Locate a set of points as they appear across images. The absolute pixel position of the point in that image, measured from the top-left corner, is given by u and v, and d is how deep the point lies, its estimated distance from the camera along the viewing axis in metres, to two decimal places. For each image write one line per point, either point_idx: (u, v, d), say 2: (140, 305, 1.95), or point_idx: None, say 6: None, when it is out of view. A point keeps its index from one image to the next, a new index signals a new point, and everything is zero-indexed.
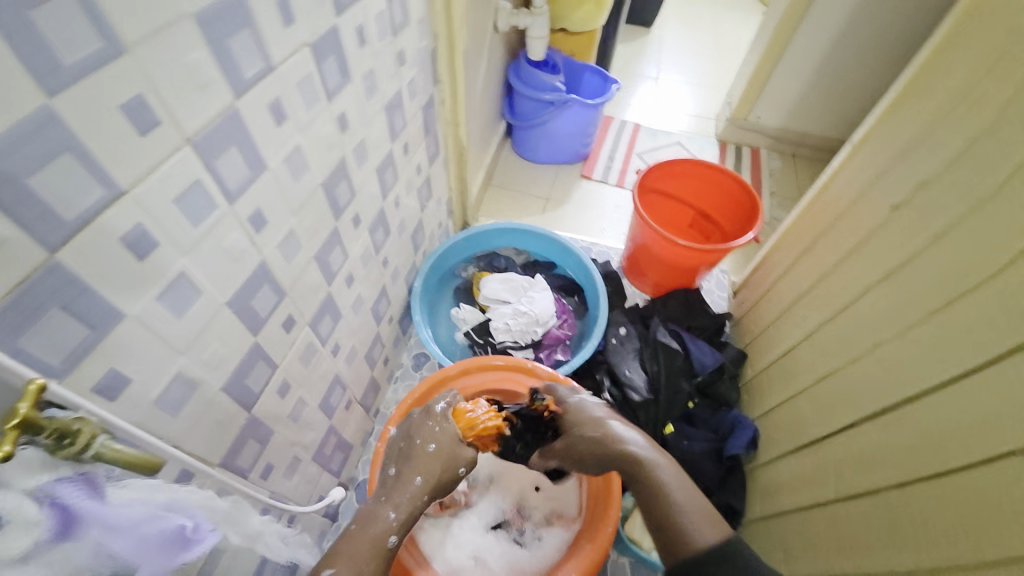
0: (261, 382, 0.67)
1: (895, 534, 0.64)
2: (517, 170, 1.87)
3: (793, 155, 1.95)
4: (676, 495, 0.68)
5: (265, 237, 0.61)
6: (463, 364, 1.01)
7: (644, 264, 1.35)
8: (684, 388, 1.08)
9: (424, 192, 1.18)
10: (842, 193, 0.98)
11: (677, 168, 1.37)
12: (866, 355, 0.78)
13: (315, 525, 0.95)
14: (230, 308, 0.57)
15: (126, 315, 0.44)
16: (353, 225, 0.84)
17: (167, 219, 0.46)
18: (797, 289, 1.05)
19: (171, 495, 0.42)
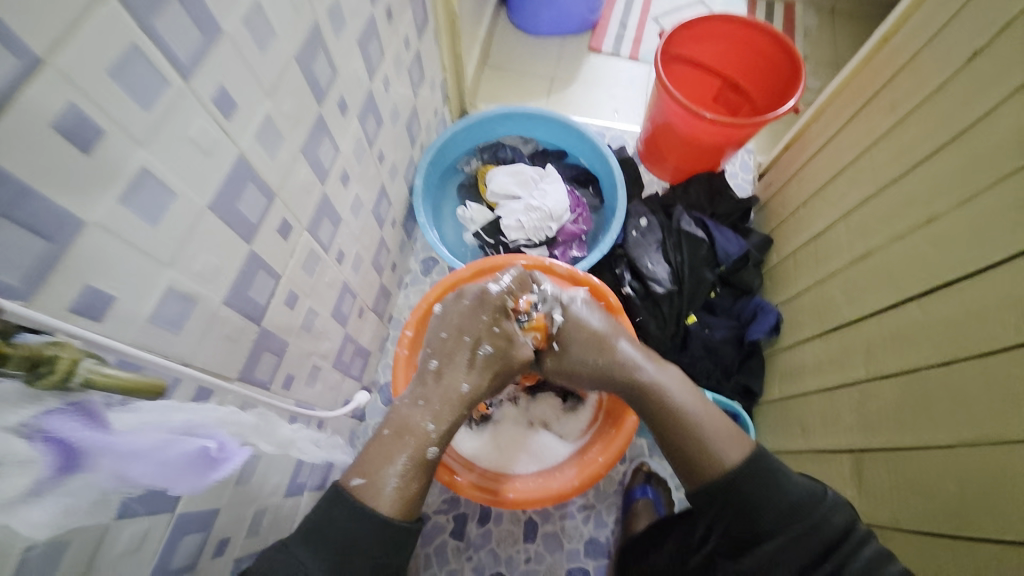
0: (266, 294, 0.62)
1: (929, 410, 0.64)
2: (516, 45, 1.63)
3: (833, 9, 1.68)
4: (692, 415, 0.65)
5: (238, 125, 0.51)
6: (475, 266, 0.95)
7: (664, 147, 1.23)
8: (708, 277, 1.04)
9: (415, 72, 1.02)
10: (907, 43, 0.83)
11: (705, 28, 1.18)
12: (913, 231, 0.71)
13: (345, 426, 0.98)
14: (214, 213, 0.49)
15: (89, 223, 0.37)
16: (339, 113, 0.73)
17: (108, 100, 0.37)
18: (835, 164, 0.94)
19: (189, 414, 0.40)
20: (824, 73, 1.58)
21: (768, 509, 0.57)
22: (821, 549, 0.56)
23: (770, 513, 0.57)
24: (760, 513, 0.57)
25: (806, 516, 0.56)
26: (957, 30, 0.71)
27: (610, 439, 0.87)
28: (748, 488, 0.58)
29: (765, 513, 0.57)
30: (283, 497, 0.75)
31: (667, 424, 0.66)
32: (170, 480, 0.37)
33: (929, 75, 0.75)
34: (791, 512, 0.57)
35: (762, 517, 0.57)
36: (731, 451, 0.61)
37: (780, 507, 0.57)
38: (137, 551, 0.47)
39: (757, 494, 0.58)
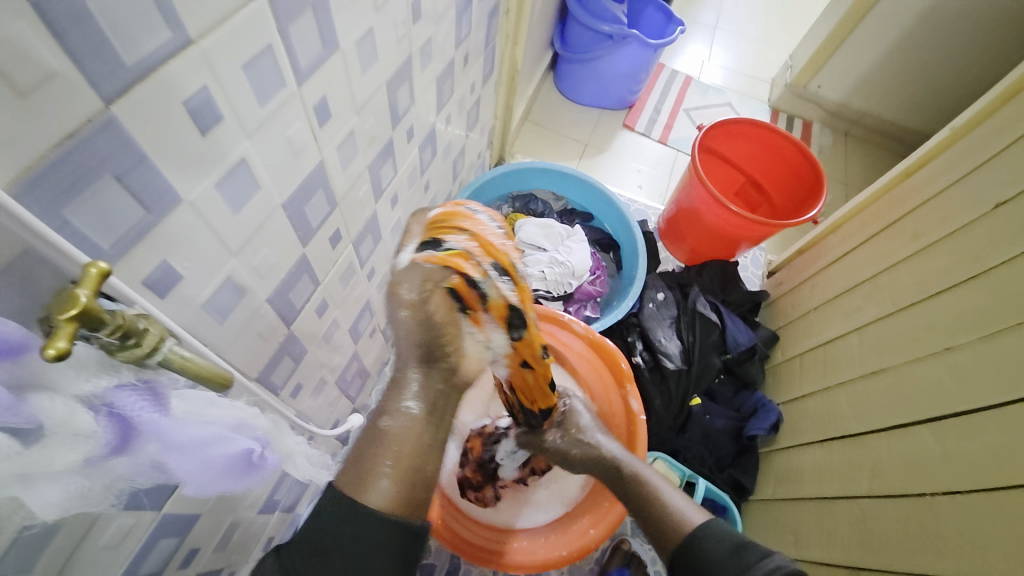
0: (304, 298, 0.61)
1: (936, 539, 0.64)
2: (558, 109, 1.73)
3: (845, 133, 1.84)
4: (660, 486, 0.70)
5: (326, 133, 0.52)
6: None
7: (686, 229, 1.28)
8: (715, 363, 1.05)
9: (472, 115, 1.07)
10: (932, 180, 0.91)
11: (738, 129, 1.28)
12: (932, 356, 0.75)
13: (330, 447, 0.93)
14: (284, 212, 0.50)
15: (183, 201, 0.37)
16: (405, 139, 0.75)
17: (234, 90, 0.38)
18: (851, 278, 1.00)
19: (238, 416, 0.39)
20: (835, 188, 1.70)
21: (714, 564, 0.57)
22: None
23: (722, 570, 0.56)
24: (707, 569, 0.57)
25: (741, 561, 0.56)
26: (987, 180, 0.79)
27: (602, 513, 0.84)
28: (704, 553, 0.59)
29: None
30: (256, 514, 0.70)
31: (644, 506, 0.69)
32: (198, 479, 0.36)
33: (954, 214, 0.82)
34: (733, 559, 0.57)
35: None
36: (693, 513, 0.65)
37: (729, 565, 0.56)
38: (117, 548, 0.43)
39: (711, 553, 0.58)
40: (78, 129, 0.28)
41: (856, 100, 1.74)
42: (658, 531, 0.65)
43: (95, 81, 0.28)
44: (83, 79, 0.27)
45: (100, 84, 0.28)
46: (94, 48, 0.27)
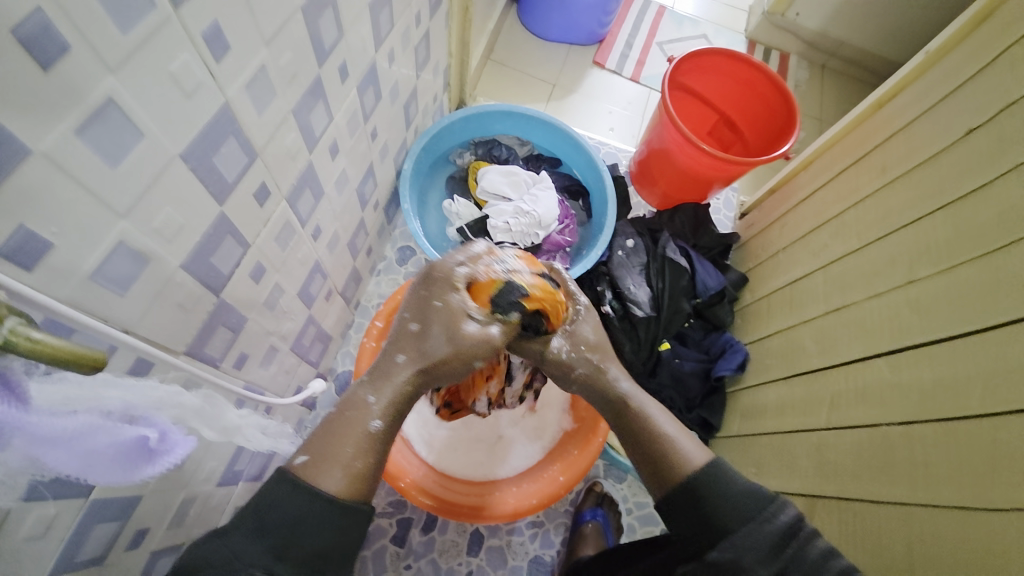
0: (232, 262, 0.56)
1: (888, 468, 0.66)
2: (522, 46, 1.61)
3: (822, 66, 1.77)
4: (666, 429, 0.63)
5: (227, 70, 0.45)
6: None
7: (657, 172, 1.23)
8: (685, 309, 1.04)
9: (421, 51, 0.97)
10: (904, 109, 0.87)
11: (711, 61, 1.20)
12: (893, 291, 0.74)
13: (294, 414, 0.91)
14: (186, 164, 0.43)
15: (33, 152, 0.31)
16: (339, 79, 0.67)
17: (80, 9, 0.30)
18: (819, 215, 0.98)
19: (127, 395, 0.35)
20: (810, 125, 1.66)
21: (725, 504, 0.55)
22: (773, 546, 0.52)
23: (734, 511, 0.54)
24: (717, 510, 0.55)
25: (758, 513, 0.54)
26: (959, 105, 0.75)
27: (572, 460, 0.86)
28: (714, 493, 0.56)
29: (721, 518, 0.54)
30: (214, 486, 0.68)
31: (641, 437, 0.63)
32: (91, 472, 0.32)
33: (923, 146, 0.79)
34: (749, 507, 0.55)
35: (730, 524, 0.54)
36: (698, 454, 0.60)
37: (740, 510, 0.54)
38: (40, 539, 0.40)
39: (721, 496, 0.55)
40: None
41: (834, 29, 1.66)
42: (657, 470, 0.60)
43: None
44: None
45: None
46: None
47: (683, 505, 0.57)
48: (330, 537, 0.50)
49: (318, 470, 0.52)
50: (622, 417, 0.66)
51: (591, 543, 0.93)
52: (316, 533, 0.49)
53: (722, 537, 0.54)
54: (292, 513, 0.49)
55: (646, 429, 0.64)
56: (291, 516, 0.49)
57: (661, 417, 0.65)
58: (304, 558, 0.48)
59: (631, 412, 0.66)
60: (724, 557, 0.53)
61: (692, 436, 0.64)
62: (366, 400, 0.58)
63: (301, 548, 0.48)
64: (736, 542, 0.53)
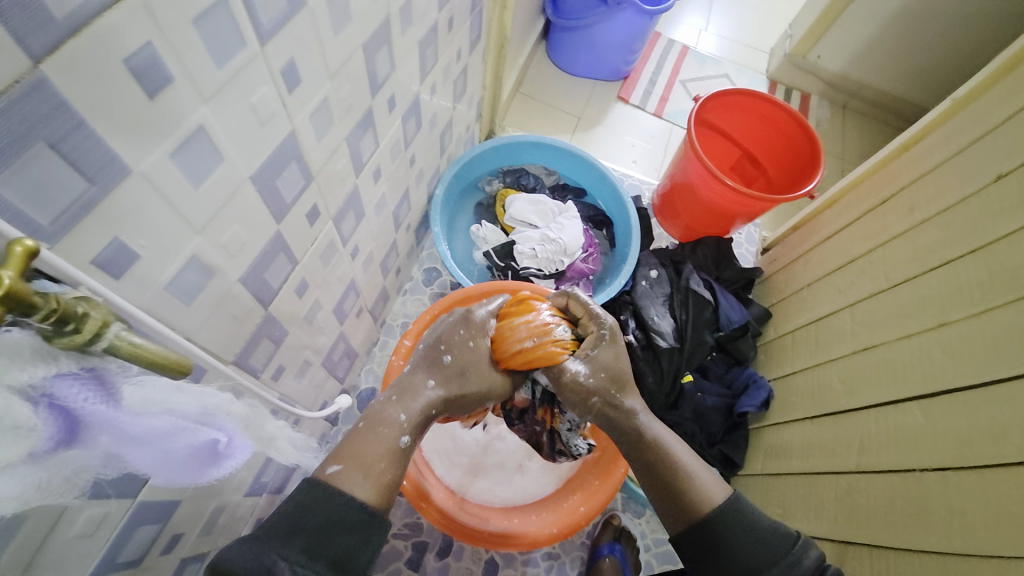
0: (281, 278, 0.58)
1: (922, 515, 0.64)
2: (550, 80, 1.67)
3: (844, 106, 1.80)
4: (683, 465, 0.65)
5: (296, 100, 0.48)
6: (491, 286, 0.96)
7: (680, 204, 1.26)
8: (708, 341, 1.04)
9: (459, 84, 1.02)
10: (931, 152, 0.88)
11: (736, 100, 1.23)
12: (925, 332, 0.74)
13: (318, 429, 0.92)
14: (254, 185, 0.47)
15: (133, 171, 0.34)
16: (387, 110, 0.71)
17: (186, 48, 0.34)
18: (845, 253, 0.98)
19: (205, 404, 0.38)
20: (832, 163, 1.67)
21: (749, 545, 0.57)
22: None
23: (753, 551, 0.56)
24: (732, 549, 0.57)
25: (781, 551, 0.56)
26: (988, 151, 0.76)
27: (592, 491, 0.85)
28: (730, 530, 0.58)
29: (744, 555, 0.56)
30: (242, 497, 0.69)
31: (658, 473, 0.65)
32: (164, 466, 0.36)
33: (952, 189, 0.80)
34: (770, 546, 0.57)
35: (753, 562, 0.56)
36: (716, 493, 0.62)
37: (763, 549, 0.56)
38: (91, 538, 0.42)
39: (736, 531, 0.58)
40: (6, 91, 0.25)
41: (856, 71, 1.70)
42: (673, 504, 0.63)
43: (18, 36, 0.25)
44: (3, 32, 0.24)
45: (24, 38, 0.25)
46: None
47: (698, 542, 0.59)
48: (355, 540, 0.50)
49: (359, 480, 0.54)
50: (638, 449, 0.68)
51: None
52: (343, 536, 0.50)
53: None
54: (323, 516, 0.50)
55: (660, 463, 0.66)
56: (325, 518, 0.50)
57: (677, 450, 0.67)
58: (331, 557, 0.48)
59: (647, 443, 0.67)
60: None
61: (709, 470, 0.66)
62: (399, 415, 0.61)
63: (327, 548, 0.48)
64: None
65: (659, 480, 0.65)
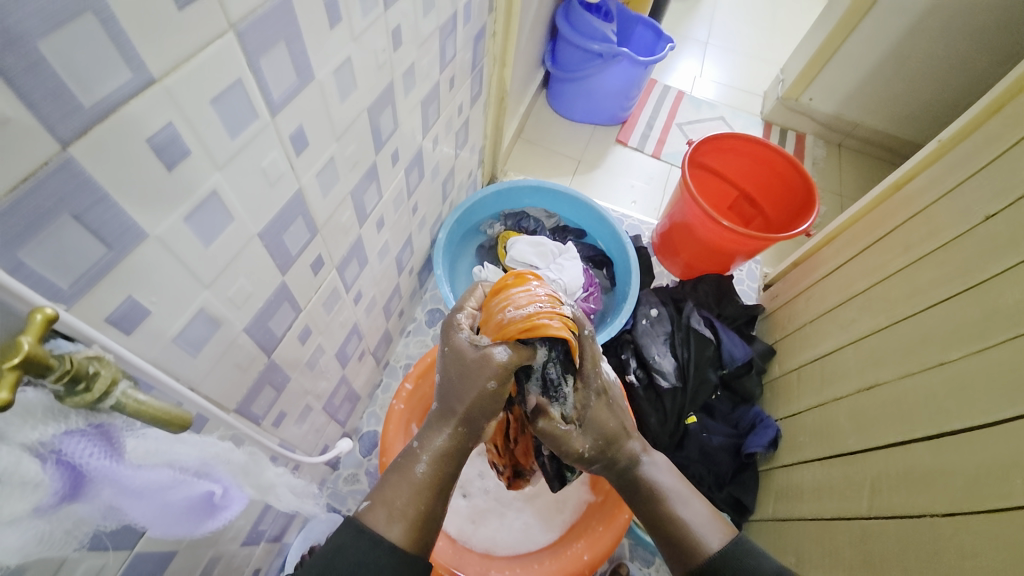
0: (284, 325, 0.60)
1: (935, 561, 0.62)
2: (550, 126, 1.75)
3: (839, 144, 1.85)
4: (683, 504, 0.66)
5: (303, 161, 0.52)
6: None
7: (679, 243, 1.28)
8: (711, 379, 1.03)
9: (461, 135, 1.07)
10: (923, 192, 0.90)
11: (729, 143, 1.28)
12: (927, 371, 0.73)
13: (319, 474, 0.92)
14: (261, 241, 0.49)
15: (149, 236, 0.36)
16: (391, 163, 0.76)
17: (202, 123, 0.37)
18: (845, 290, 0.99)
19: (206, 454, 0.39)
20: (830, 200, 1.70)
21: None
22: None
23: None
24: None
25: None
26: (977, 191, 0.78)
27: (597, 536, 0.82)
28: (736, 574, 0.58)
29: None
30: (239, 546, 0.68)
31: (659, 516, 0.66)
32: (161, 521, 0.37)
33: (945, 228, 0.81)
34: None
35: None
36: (717, 534, 0.62)
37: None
38: None
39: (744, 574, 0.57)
40: (34, 173, 0.28)
41: (848, 112, 1.76)
42: (677, 546, 0.63)
43: (50, 125, 0.28)
44: (37, 122, 0.27)
45: (55, 127, 0.28)
46: (48, 93, 0.27)
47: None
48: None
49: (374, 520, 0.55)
50: (638, 489, 0.69)
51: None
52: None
53: None
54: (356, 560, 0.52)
55: (663, 506, 0.66)
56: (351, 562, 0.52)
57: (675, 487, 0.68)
58: None
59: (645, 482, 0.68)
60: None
61: (703, 503, 0.67)
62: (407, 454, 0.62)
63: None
64: None
65: (660, 522, 0.65)
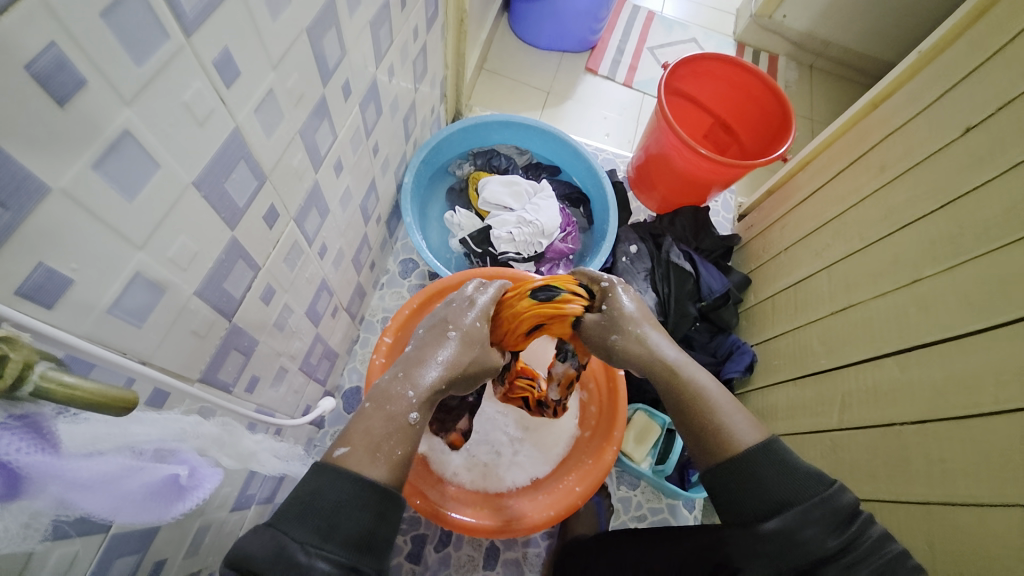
0: (242, 286, 0.55)
1: (902, 467, 0.66)
2: (515, 55, 1.61)
3: (810, 65, 1.79)
4: (711, 399, 0.62)
5: (237, 94, 0.44)
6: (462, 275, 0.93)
7: (656, 176, 1.24)
8: (691, 312, 1.02)
9: (419, 64, 0.97)
10: (899, 110, 0.88)
11: (705, 67, 1.22)
12: (899, 289, 0.75)
13: (303, 434, 0.90)
14: (199, 191, 0.43)
15: (52, 190, 0.30)
16: (342, 97, 0.67)
17: (97, 45, 0.30)
18: (820, 215, 0.99)
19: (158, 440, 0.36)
20: (801, 124, 1.67)
21: (785, 484, 0.52)
22: (835, 520, 0.49)
23: (778, 484, 0.52)
24: (769, 484, 0.53)
25: (813, 489, 0.51)
26: (955, 104, 0.76)
27: (586, 470, 0.85)
28: (765, 471, 0.54)
29: (785, 496, 0.52)
30: (228, 512, 0.67)
31: (689, 409, 0.62)
32: (136, 513, 0.34)
33: (920, 146, 0.80)
34: (801, 485, 0.52)
35: (785, 501, 0.51)
36: (751, 433, 0.58)
37: (792, 483, 0.52)
38: None
39: (772, 472, 0.53)
40: None
41: (821, 29, 1.69)
42: (701, 442, 0.59)
43: None
44: None
45: None
46: None
47: (731, 482, 0.55)
48: (371, 519, 0.47)
49: (370, 465, 0.52)
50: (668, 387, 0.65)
51: (585, 523, 0.93)
52: (351, 519, 0.46)
53: (777, 513, 0.51)
54: (336, 499, 0.46)
55: (692, 396, 0.63)
56: (335, 501, 0.46)
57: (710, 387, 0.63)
58: (349, 538, 0.45)
59: (681, 381, 0.64)
60: (780, 528, 0.50)
61: (741, 410, 0.61)
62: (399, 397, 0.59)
63: (338, 533, 0.45)
64: (798, 515, 0.50)
65: (689, 419, 0.62)
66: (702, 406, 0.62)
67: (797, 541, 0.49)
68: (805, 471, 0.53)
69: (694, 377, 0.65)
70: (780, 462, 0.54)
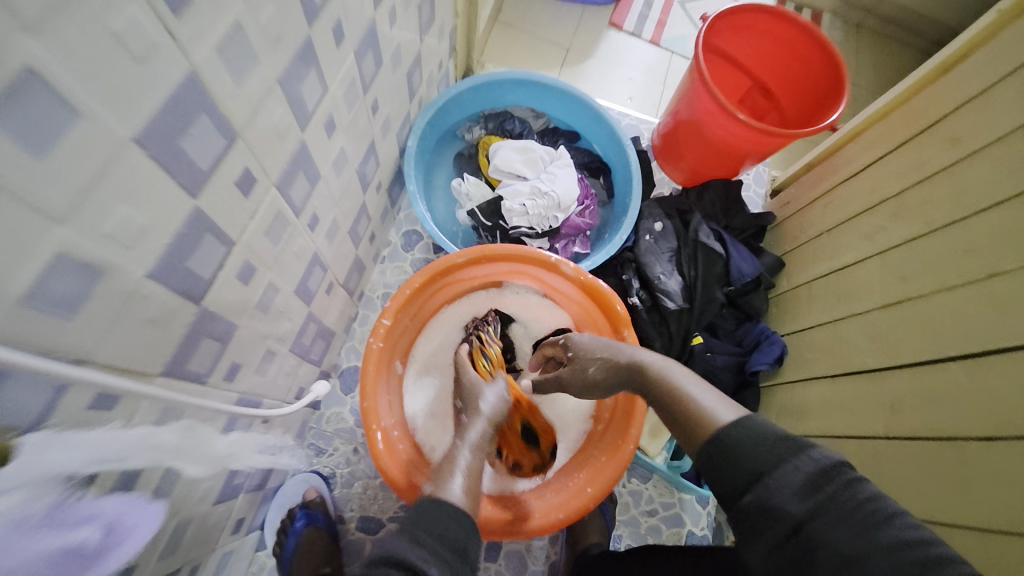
0: (213, 265, 0.47)
1: (963, 486, 0.59)
2: (533, 5, 1.46)
3: (858, 25, 1.62)
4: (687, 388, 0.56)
5: (191, 27, 0.35)
6: (473, 254, 0.83)
7: (684, 145, 1.12)
8: (719, 298, 0.91)
9: (426, 9, 0.85)
10: (978, 73, 0.76)
11: (748, 20, 1.07)
12: (969, 284, 0.65)
13: (297, 417, 0.84)
14: (143, 149, 0.34)
15: None
16: (333, 43, 0.57)
17: None
18: (872, 194, 0.88)
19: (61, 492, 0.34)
20: None
21: (744, 448, 0.46)
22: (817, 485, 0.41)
23: (746, 449, 0.46)
24: (732, 450, 0.46)
25: (776, 448, 0.44)
26: None
27: (599, 468, 0.76)
28: (726, 438, 0.47)
29: (749, 460, 0.45)
30: (211, 505, 0.62)
31: (667, 405, 0.57)
32: (29, 571, 0.30)
33: (1002, 113, 0.68)
34: (766, 446, 0.45)
35: (753, 467, 0.44)
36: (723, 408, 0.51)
37: (755, 446, 0.45)
38: None
39: (733, 439, 0.47)
40: None
41: None
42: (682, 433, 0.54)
43: None
44: None
45: None
46: None
47: (713, 460, 0.47)
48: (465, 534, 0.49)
49: None
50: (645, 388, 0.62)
51: (595, 531, 0.85)
52: (455, 531, 0.48)
53: (750, 483, 0.44)
54: (443, 513, 0.49)
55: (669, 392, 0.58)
56: (438, 520, 0.49)
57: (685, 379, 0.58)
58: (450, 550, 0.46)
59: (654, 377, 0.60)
60: (756, 498, 0.43)
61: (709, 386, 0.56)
62: None
63: (444, 543, 0.46)
64: (769, 481, 0.43)
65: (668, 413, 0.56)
66: (675, 395, 0.57)
67: (777, 514, 0.41)
68: (766, 429, 0.46)
69: (667, 373, 0.59)
70: (740, 427, 0.47)
